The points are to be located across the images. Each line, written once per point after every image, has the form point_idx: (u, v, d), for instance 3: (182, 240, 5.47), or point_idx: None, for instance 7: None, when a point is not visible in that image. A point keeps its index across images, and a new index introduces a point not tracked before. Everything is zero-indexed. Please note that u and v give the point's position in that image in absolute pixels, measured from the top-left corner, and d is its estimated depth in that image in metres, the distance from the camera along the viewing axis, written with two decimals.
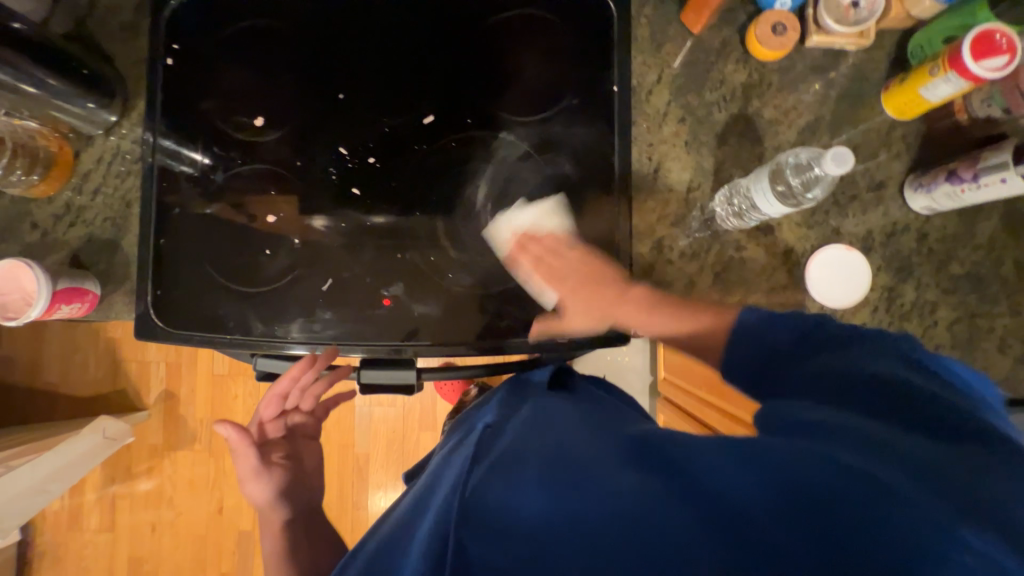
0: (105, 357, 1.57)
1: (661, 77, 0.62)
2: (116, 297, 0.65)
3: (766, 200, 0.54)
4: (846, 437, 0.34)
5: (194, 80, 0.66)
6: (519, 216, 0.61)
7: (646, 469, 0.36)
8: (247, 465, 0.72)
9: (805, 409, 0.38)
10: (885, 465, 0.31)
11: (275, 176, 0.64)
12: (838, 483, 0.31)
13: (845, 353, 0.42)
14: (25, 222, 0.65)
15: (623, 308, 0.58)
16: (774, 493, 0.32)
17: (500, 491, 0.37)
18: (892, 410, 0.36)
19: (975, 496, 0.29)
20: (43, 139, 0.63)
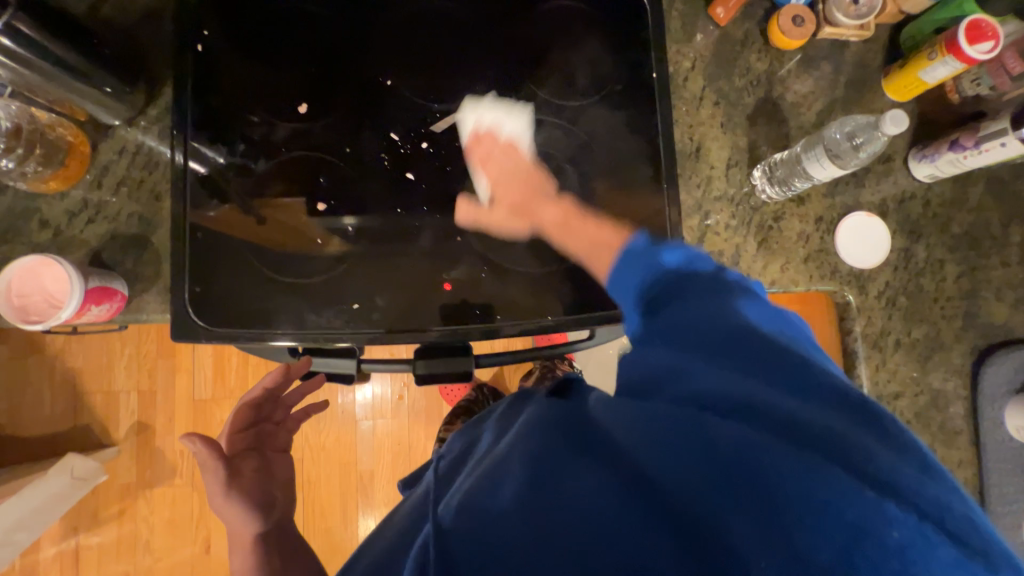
0: (62, 390, 1.40)
1: (694, 66, 0.67)
2: (147, 298, 0.60)
3: (819, 166, 0.60)
4: (767, 417, 0.36)
5: (227, 67, 0.63)
6: (485, 111, 0.63)
7: (598, 468, 0.39)
8: (216, 479, 0.68)
9: (708, 393, 0.39)
10: (806, 451, 0.33)
11: (323, 163, 0.63)
12: (761, 472, 0.33)
13: (731, 308, 0.43)
14: (33, 221, 0.59)
15: (547, 214, 0.61)
16: (711, 491, 0.33)
17: (486, 503, 0.40)
18: (808, 381, 0.38)
19: (892, 472, 0.33)
20: (60, 128, 0.58)
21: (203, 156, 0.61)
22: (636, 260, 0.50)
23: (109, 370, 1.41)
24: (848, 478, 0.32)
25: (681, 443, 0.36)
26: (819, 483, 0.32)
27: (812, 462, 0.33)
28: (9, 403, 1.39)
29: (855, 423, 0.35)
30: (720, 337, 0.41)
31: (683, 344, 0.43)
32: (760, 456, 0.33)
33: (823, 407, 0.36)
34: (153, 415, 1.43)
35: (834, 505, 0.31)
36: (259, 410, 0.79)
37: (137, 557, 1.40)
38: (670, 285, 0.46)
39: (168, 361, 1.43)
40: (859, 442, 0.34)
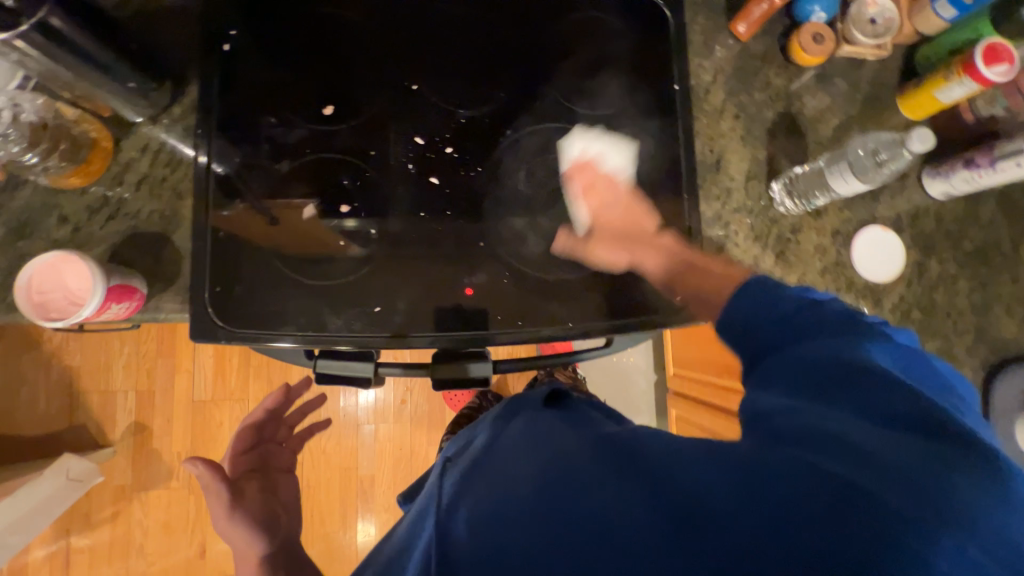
0: (59, 389, 1.38)
1: (715, 79, 0.69)
2: (166, 297, 0.59)
3: (842, 181, 0.61)
4: (860, 453, 0.34)
5: (253, 67, 0.63)
6: (592, 141, 0.64)
7: (645, 486, 0.38)
8: (219, 501, 0.67)
9: (801, 419, 0.37)
10: (894, 494, 0.32)
11: (346, 165, 0.63)
12: (832, 505, 0.32)
13: (843, 335, 0.41)
14: (52, 216, 0.58)
15: (647, 249, 0.61)
16: (772, 519, 0.33)
17: (508, 509, 0.39)
18: (916, 418, 0.36)
19: (925, 485, 0.32)
20: (83, 124, 0.58)
21: (227, 156, 0.61)
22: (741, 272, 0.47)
23: (108, 369, 1.39)
24: (920, 528, 0.31)
25: (750, 470, 0.35)
26: (892, 528, 0.31)
27: (881, 501, 0.32)
28: (4, 400, 1.36)
29: (954, 470, 0.33)
30: (822, 359, 0.40)
31: (779, 366, 0.42)
32: (836, 489, 0.32)
33: (923, 447, 0.35)
34: (150, 415, 1.40)
35: (898, 550, 0.30)
36: (260, 431, 0.79)
37: (130, 561, 1.37)
38: (773, 306, 0.44)
39: (168, 361, 1.41)
40: (948, 491, 0.32)
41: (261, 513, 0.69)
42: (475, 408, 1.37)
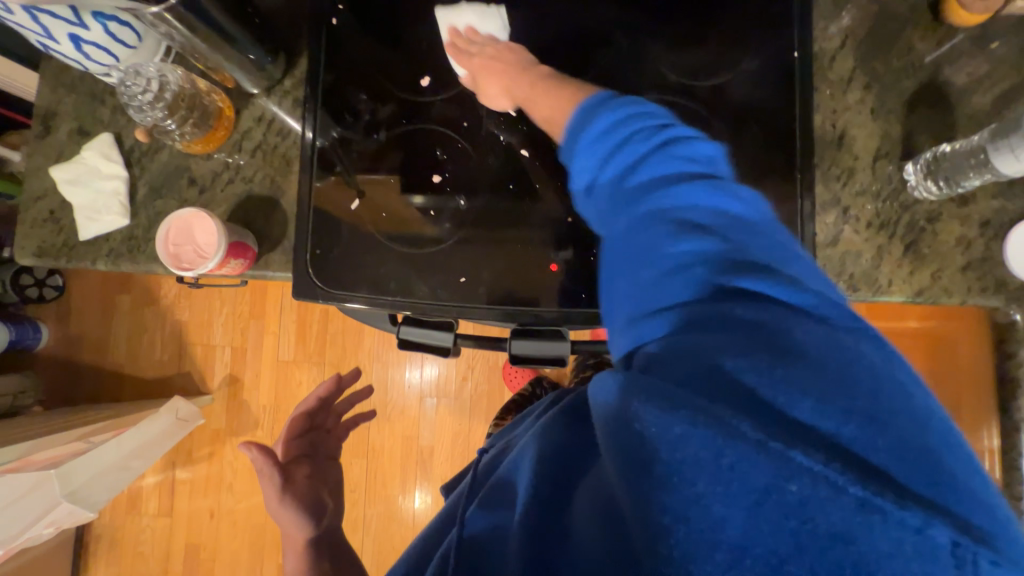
0: (171, 339, 1.57)
1: (844, 44, 0.61)
2: (273, 257, 0.64)
3: (1007, 160, 0.50)
4: (675, 345, 0.34)
5: (357, 38, 0.65)
6: (459, 15, 0.63)
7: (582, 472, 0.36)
8: (272, 487, 0.72)
9: (673, 348, 0.34)
10: (708, 397, 0.30)
11: (438, 135, 0.64)
12: (667, 439, 0.28)
13: (673, 210, 0.40)
14: (184, 179, 0.65)
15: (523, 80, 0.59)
16: (635, 473, 0.29)
17: (497, 543, 0.36)
18: (717, 273, 0.36)
19: (835, 418, 0.28)
20: (213, 94, 0.64)
21: (330, 126, 0.64)
22: (576, 173, 0.47)
23: (209, 325, 1.56)
24: (752, 428, 0.27)
25: (619, 425, 0.31)
26: (721, 444, 0.27)
27: (713, 413, 0.28)
28: (129, 345, 1.58)
29: (806, 365, 0.30)
30: (641, 230, 0.40)
31: (645, 278, 0.39)
32: (667, 420, 0.29)
33: (734, 313, 0.34)
34: (242, 369, 1.55)
35: (752, 472, 0.26)
36: (313, 417, 0.83)
37: (221, 497, 1.53)
38: (628, 197, 0.42)
39: (258, 322, 1.54)
40: (763, 367, 0.30)
41: (311, 502, 0.74)
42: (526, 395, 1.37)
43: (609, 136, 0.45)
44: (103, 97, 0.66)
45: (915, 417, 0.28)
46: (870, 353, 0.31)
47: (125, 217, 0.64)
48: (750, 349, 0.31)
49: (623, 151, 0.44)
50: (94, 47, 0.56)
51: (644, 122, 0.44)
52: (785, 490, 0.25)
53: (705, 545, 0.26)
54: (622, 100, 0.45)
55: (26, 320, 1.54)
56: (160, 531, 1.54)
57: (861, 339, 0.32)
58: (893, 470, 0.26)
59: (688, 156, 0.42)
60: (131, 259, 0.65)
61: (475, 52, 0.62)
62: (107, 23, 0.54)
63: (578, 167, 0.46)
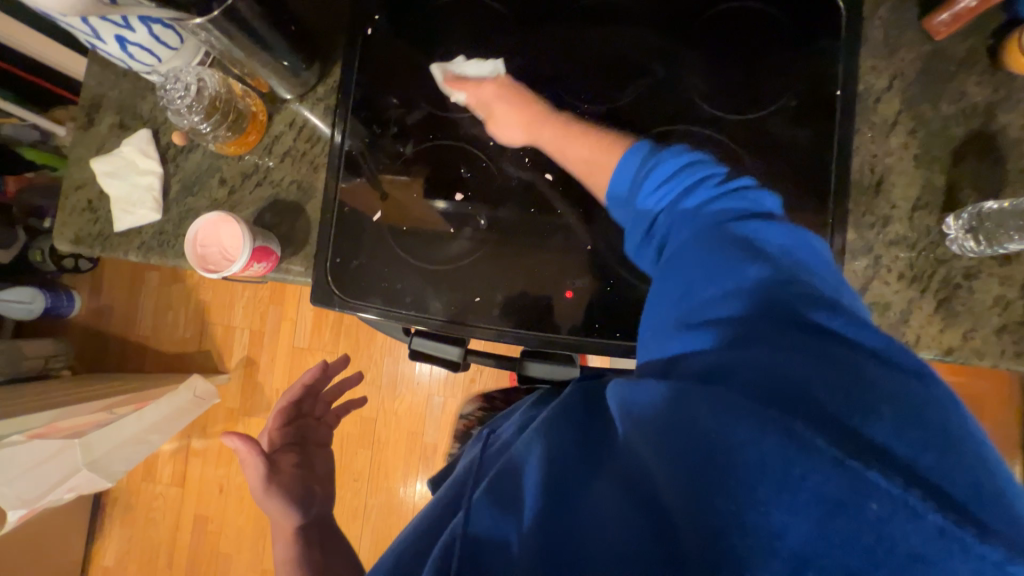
0: (194, 317, 1.62)
1: (891, 85, 0.58)
2: (295, 260, 0.65)
3: None
4: (740, 357, 0.34)
5: (390, 49, 0.65)
6: (467, 66, 0.63)
7: (611, 475, 0.35)
8: (256, 473, 0.73)
9: (739, 355, 0.34)
10: (786, 409, 0.30)
11: (464, 154, 0.64)
12: (742, 439, 0.29)
13: (744, 230, 0.41)
14: (215, 178, 0.67)
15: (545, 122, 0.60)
16: (698, 471, 0.30)
17: (504, 547, 0.34)
18: (790, 296, 0.37)
19: (913, 450, 0.28)
20: (248, 99, 0.65)
21: (359, 136, 0.64)
22: (637, 202, 0.49)
23: (230, 307, 1.61)
24: (829, 445, 0.28)
25: (681, 427, 0.32)
26: (797, 453, 0.27)
27: (781, 421, 0.29)
28: (154, 320, 1.64)
29: (880, 393, 0.30)
30: (709, 246, 0.41)
31: (712, 285, 0.40)
32: (746, 421, 0.30)
33: (806, 338, 0.34)
34: (258, 352, 1.60)
35: (828, 487, 0.26)
36: (300, 407, 0.85)
37: (231, 473, 1.59)
38: (702, 213, 0.44)
39: (277, 309, 1.58)
40: (838, 390, 0.31)
41: (299, 493, 0.75)
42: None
43: (676, 173, 0.47)
44: (145, 94, 0.68)
45: (983, 460, 0.28)
46: (934, 391, 0.32)
47: (157, 212, 0.66)
48: (822, 368, 0.32)
49: (688, 177, 0.46)
50: (138, 48, 0.58)
51: (710, 167, 0.47)
52: (865, 509, 0.26)
53: (764, 549, 0.27)
54: (682, 147, 0.48)
55: (61, 288, 1.60)
56: (173, 499, 1.61)
57: (924, 378, 0.33)
58: (968, 503, 0.26)
59: (754, 193, 0.45)
60: (160, 252, 0.67)
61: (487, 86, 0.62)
62: (152, 26, 0.56)
63: (643, 196, 0.48)
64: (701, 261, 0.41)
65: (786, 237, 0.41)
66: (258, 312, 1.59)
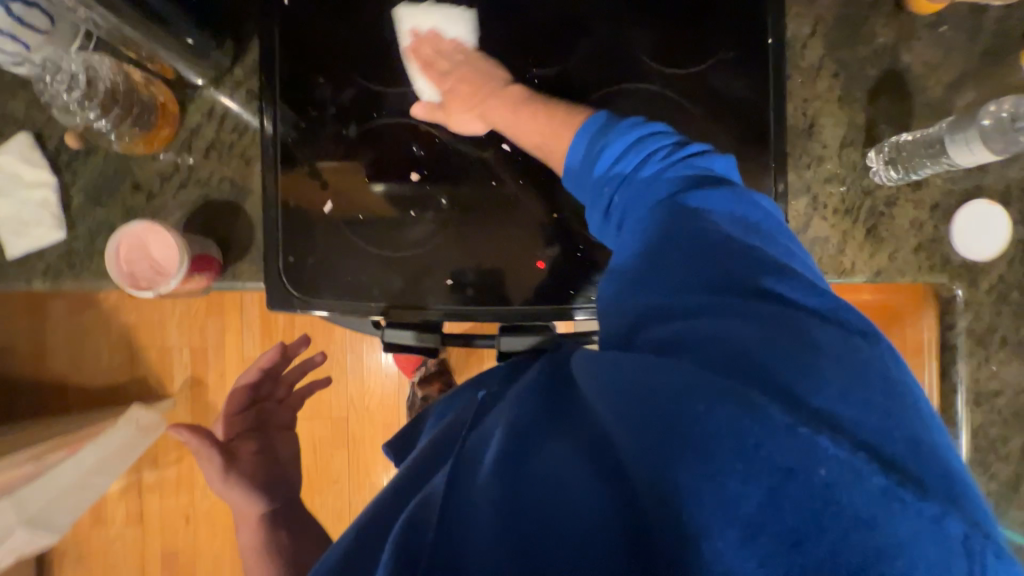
0: (119, 344, 1.45)
1: (814, 30, 0.61)
2: (241, 266, 0.59)
3: (968, 150, 0.55)
4: (697, 330, 0.34)
5: (312, 19, 0.58)
6: (423, 15, 0.60)
7: (576, 446, 0.32)
8: (211, 464, 0.71)
9: (698, 327, 0.34)
10: (742, 375, 0.30)
11: (415, 131, 0.60)
12: (703, 395, 0.29)
13: (688, 203, 0.41)
14: (126, 184, 0.58)
15: (498, 103, 0.58)
16: (660, 432, 0.29)
17: (464, 529, 0.30)
18: (737, 267, 0.37)
19: (858, 408, 0.29)
20: (152, 87, 0.56)
21: (290, 121, 0.58)
22: (595, 171, 0.48)
23: (161, 326, 1.45)
24: (777, 407, 0.28)
25: (647, 402, 0.31)
26: (752, 413, 0.28)
27: (742, 394, 0.29)
28: (70, 354, 1.44)
29: (827, 357, 0.31)
30: (656, 222, 0.41)
31: (663, 256, 0.39)
32: (708, 385, 0.30)
33: (755, 306, 0.34)
34: (204, 370, 1.47)
35: (779, 448, 0.27)
36: (256, 390, 0.80)
37: (195, 501, 1.47)
38: (649, 188, 0.44)
39: (217, 321, 1.45)
40: (791, 359, 0.31)
41: (263, 481, 0.72)
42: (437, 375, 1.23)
43: (631, 146, 0.46)
44: (15, 91, 0.57)
45: (918, 421, 0.29)
46: (870, 352, 0.32)
47: (61, 230, 0.57)
48: (773, 337, 0.32)
49: (636, 152, 0.46)
50: None
51: (667, 137, 0.46)
52: (814, 474, 0.26)
53: (724, 525, 0.26)
54: (640, 118, 0.48)
55: None
56: (133, 540, 1.48)
57: (863, 340, 0.33)
58: (905, 457, 0.28)
59: (701, 160, 0.44)
60: (74, 277, 0.58)
61: (446, 67, 0.60)
62: None
63: (598, 167, 0.47)
64: (651, 237, 0.41)
65: (730, 206, 0.41)
66: (196, 327, 1.45)
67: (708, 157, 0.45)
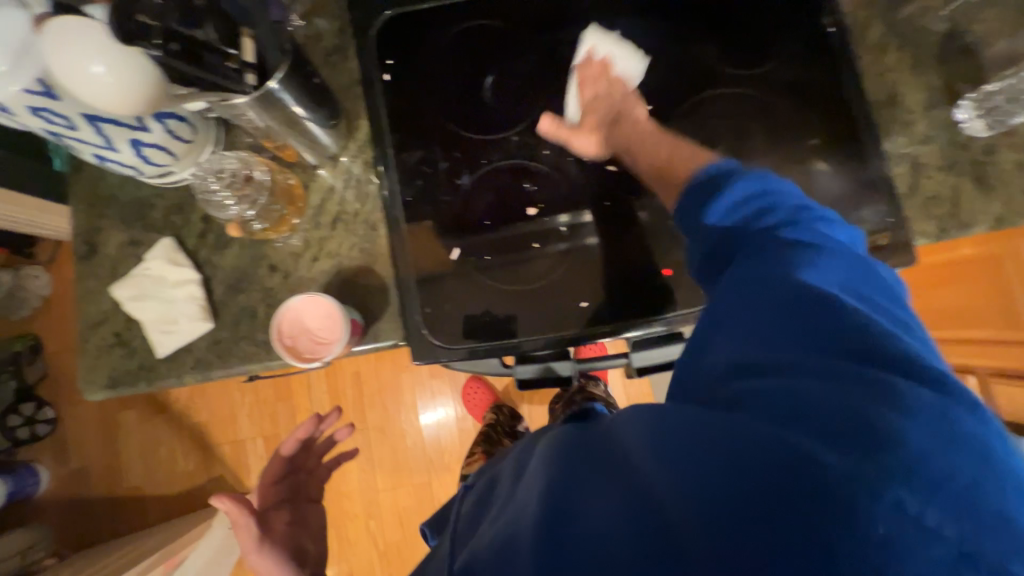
0: (191, 445, 1.42)
1: (869, 13, 0.66)
2: (379, 326, 0.61)
3: None
4: (773, 387, 0.33)
5: (416, 90, 0.64)
6: (605, 42, 0.63)
7: (611, 485, 0.33)
8: (249, 538, 0.63)
9: (780, 380, 0.33)
10: (823, 434, 0.29)
11: (524, 170, 0.63)
12: (763, 446, 0.29)
13: (791, 258, 0.40)
14: (263, 266, 0.61)
15: (637, 135, 0.58)
16: (711, 485, 0.29)
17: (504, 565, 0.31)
18: (843, 328, 0.35)
19: (918, 460, 0.28)
20: (283, 174, 0.61)
21: (408, 181, 0.62)
22: (695, 215, 0.46)
23: (231, 420, 1.42)
24: (839, 457, 0.28)
25: (695, 453, 0.31)
26: (834, 471, 0.28)
27: (807, 451, 0.28)
28: (146, 464, 1.42)
29: (902, 410, 0.30)
30: (752, 273, 0.40)
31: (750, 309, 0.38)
32: (770, 438, 0.29)
33: (844, 363, 0.33)
34: None
35: (843, 502, 0.27)
36: (292, 460, 0.76)
37: None
38: (739, 236, 0.43)
39: (287, 403, 1.43)
40: (873, 414, 0.29)
41: (294, 551, 0.66)
42: (492, 424, 1.28)
43: (740, 195, 0.45)
44: (158, 199, 0.61)
45: (1005, 495, 0.27)
46: (973, 428, 0.29)
47: (206, 321, 0.59)
48: (862, 393, 0.31)
49: (737, 196, 0.44)
50: (153, 148, 0.52)
51: (783, 194, 0.44)
52: (870, 529, 0.26)
53: None
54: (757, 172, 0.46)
55: (20, 464, 1.37)
56: None
57: (965, 410, 0.30)
58: (956, 519, 0.26)
59: (798, 215, 0.43)
60: (222, 365, 0.59)
61: (596, 88, 0.61)
62: (166, 121, 0.50)
63: (710, 211, 0.45)
64: (746, 288, 0.40)
65: (844, 268, 0.39)
66: (267, 415, 1.43)
67: (813, 212, 0.43)
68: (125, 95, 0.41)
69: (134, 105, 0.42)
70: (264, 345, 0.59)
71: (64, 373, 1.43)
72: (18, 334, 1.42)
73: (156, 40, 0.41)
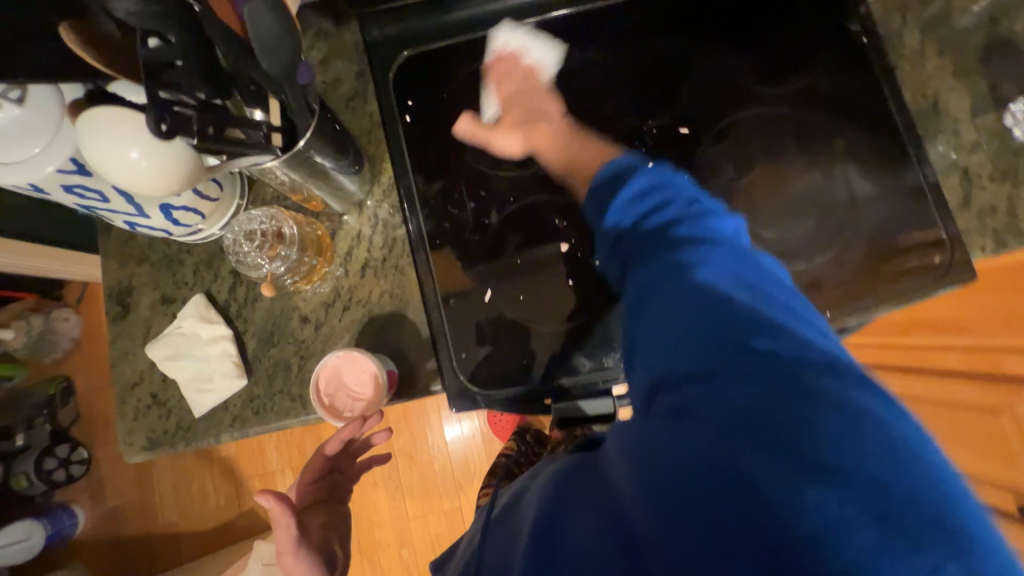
0: (222, 479, 1.43)
1: (905, 19, 0.63)
2: (414, 372, 0.59)
3: None
4: (695, 388, 0.31)
5: (438, 130, 0.63)
6: (513, 34, 0.64)
7: (582, 508, 0.31)
8: (289, 538, 0.62)
9: (700, 381, 0.32)
10: (730, 425, 0.28)
11: (556, 204, 0.61)
12: (708, 456, 0.27)
13: (695, 259, 0.39)
14: (294, 318, 0.60)
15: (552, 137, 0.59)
16: (669, 498, 0.27)
17: None
18: (750, 323, 0.34)
19: (836, 449, 0.26)
20: (311, 225, 0.60)
21: (435, 222, 0.61)
22: (605, 225, 0.47)
23: (260, 452, 1.42)
24: (757, 449, 0.27)
25: (649, 464, 0.29)
26: (750, 459, 0.27)
27: (737, 447, 0.27)
28: (178, 499, 1.43)
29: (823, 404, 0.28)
30: (665, 274, 0.39)
31: (668, 311, 0.37)
32: (703, 441, 0.28)
33: (750, 352, 0.32)
34: None
35: (768, 494, 0.25)
36: (332, 462, 0.73)
37: None
38: (648, 243, 0.43)
39: (314, 432, 1.42)
40: (789, 407, 0.28)
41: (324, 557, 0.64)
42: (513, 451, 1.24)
43: (645, 196, 0.46)
44: (187, 256, 0.61)
45: (919, 469, 0.26)
46: (880, 409, 0.29)
47: (241, 377, 0.58)
48: (781, 387, 0.29)
49: (639, 203, 0.46)
50: (183, 211, 0.51)
51: (679, 194, 0.45)
52: (795, 525, 0.24)
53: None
54: (659, 165, 0.48)
55: (58, 506, 1.39)
56: None
57: (864, 389, 0.30)
58: (892, 505, 0.24)
59: (700, 214, 0.43)
60: (257, 421, 0.58)
61: (510, 86, 0.62)
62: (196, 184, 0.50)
63: (610, 211, 0.47)
64: (663, 294, 0.38)
65: (742, 263, 0.39)
66: (295, 446, 1.41)
67: (709, 209, 0.44)
68: (166, 176, 0.41)
69: (170, 185, 0.42)
70: (299, 400, 0.58)
71: (96, 415, 1.45)
72: (52, 376, 1.45)
73: (194, 125, 0.39)
